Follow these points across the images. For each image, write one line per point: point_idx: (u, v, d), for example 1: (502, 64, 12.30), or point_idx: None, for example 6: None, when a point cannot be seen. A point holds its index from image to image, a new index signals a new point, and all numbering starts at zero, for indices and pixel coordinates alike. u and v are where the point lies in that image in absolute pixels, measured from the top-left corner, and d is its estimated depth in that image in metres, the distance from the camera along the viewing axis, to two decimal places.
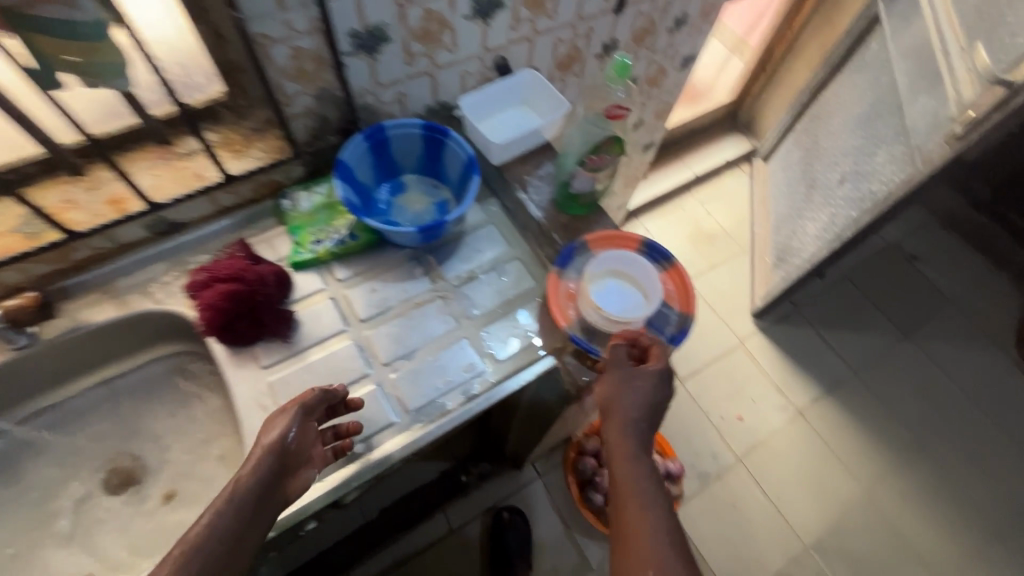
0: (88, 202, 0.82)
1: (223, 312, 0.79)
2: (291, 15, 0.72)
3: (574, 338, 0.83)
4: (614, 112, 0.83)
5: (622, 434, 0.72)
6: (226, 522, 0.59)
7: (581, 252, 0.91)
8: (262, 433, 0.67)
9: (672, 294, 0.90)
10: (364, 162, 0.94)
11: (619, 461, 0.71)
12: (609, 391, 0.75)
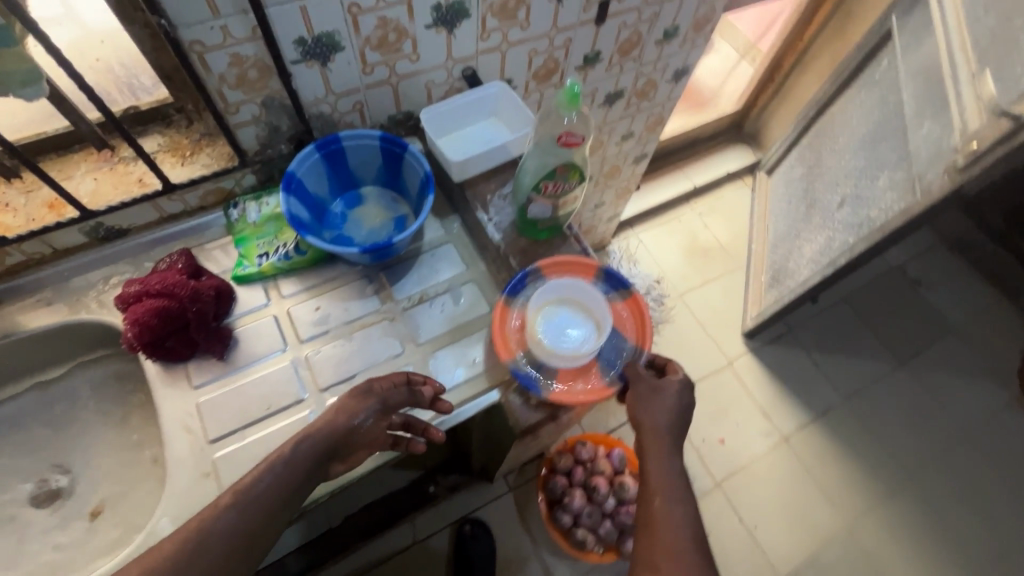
0: (23, 205, 0.80)
1: (151, 328, 0.75)
2: (227, 22, 0.68)
3: (517, 374, 0.80)
4: (568, 141, 0.77)
5: (659, 441, 0.77)
6: (265, 485, 0.66)
7: (533, 279, 0.87)
8: (331, 410, 0.72)
9: (627, 326, 0.86)
10: (318, 174, 0.90)
11: (655, 465, 0.75)
12: (647, 400, 0.79)
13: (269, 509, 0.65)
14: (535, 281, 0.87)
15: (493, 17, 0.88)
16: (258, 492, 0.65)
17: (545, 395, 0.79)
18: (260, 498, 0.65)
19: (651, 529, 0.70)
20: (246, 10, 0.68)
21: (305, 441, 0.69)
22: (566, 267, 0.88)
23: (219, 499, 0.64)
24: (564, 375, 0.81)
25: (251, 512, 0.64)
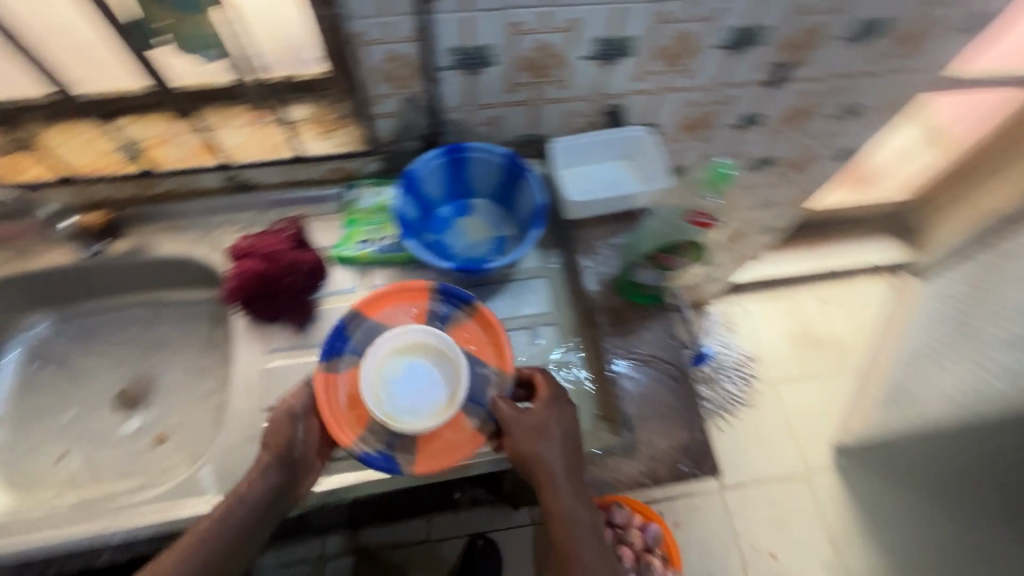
0: (178, 141, 0.86)
1: (249, 286, 0.81)
2: (392, 21, 0.68)
3: (366, 460, 0.69)
4: (699, 219, 0.77)
5: (562, 493, 0.69)
6: (232, 516, 0.68)
7: (354, 327, 0.76)
8: (269, 436, 0.70)
9: (483, 347, 0.77)
10: (436, 177, 0.90)
11: (564, 528, 0.68)
12: (533, 448, 0.69)
13: (239, 535, 0.68)
14: (356, 331, 0.76)
15: (654, 59, 0.82)
16: (224, 523, 0.67)
17: (406, 471, 0.69)
18: (229, 527, 0.67)
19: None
20: (413, 14, 0.68)
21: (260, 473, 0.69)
22: (385, 300, 0.78)
23: (191, 536, 0.67)
24: (429, 446, 0.71)
25: (221, 542, 0.67)
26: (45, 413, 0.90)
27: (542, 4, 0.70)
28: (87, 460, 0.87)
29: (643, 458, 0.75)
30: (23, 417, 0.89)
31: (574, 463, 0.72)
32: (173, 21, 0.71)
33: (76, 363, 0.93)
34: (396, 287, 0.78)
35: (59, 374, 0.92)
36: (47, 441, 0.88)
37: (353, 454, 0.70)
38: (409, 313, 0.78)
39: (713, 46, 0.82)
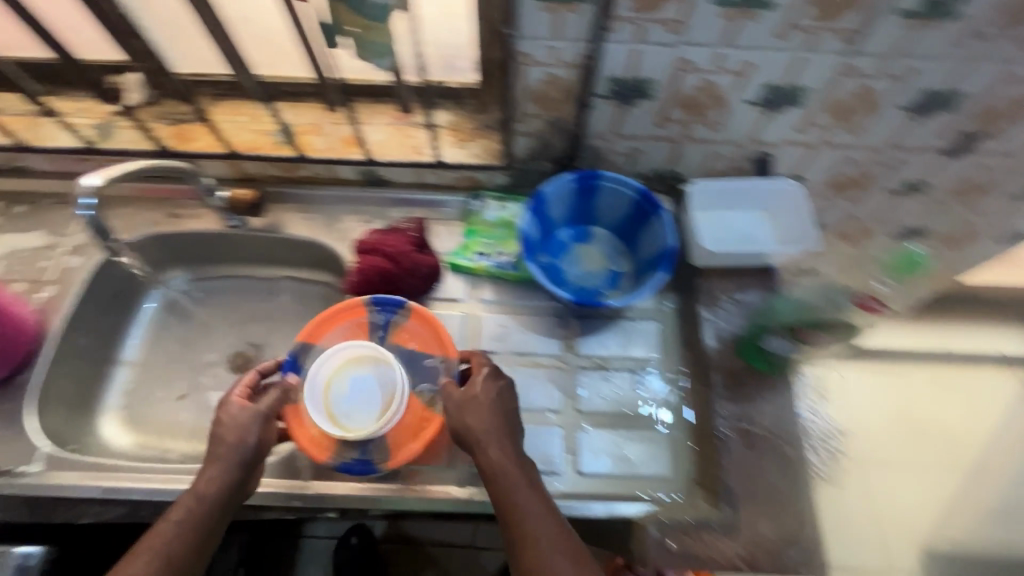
0: (327, 132, 0.92)
1: (371, 282, 0.83)
2: (561, 45, 0.67)
3: (344, 468, 0.73)
4: (866, 304, 0.73)
5: (495, 459, 0.65)
6: (191, 522, 0.63)
7: (303, 356, 0.80)
8: (227, 432, 0.69)
9: (424, 341, 0.81)
10: (563, 201, 0.88)
11: (503, 497, 0.63)
12: (463, 418, 0.69)
13: (199, 541, 0.63)
14: (309, 359, 0.80)
15: (823, 113, 0.76)
16: (185, 529, 0.63)
17: (383, 468, 0.73)
18: (189, 533, 0.63)
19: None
20: (585, 40, 0.66)
21: (216, 474, 0.66)
22: (325, 327, 0.82)
23: (143, 551, 0.61)
24: (394, 440, 0.76)
25: (180, 550, 0.62)
26: (159, 365, 0.94)
27: (719, 44, 0.66)
28: (190, 418, 0.91)
29: (746, 543, 0.69)
30: (142, 365, 0.94)
31: (511, 426, 0.69)
32: (360, 28, 0.68)
33: (193, 322, 0.98)
34: (331, 312, 0.82)
35: (178, 330, 0.97)
36: (158, 392, 0.92)
37: (330, 467, 0.73)
38: (345, 334, 0.81)
39: (896, 105, 0.74)
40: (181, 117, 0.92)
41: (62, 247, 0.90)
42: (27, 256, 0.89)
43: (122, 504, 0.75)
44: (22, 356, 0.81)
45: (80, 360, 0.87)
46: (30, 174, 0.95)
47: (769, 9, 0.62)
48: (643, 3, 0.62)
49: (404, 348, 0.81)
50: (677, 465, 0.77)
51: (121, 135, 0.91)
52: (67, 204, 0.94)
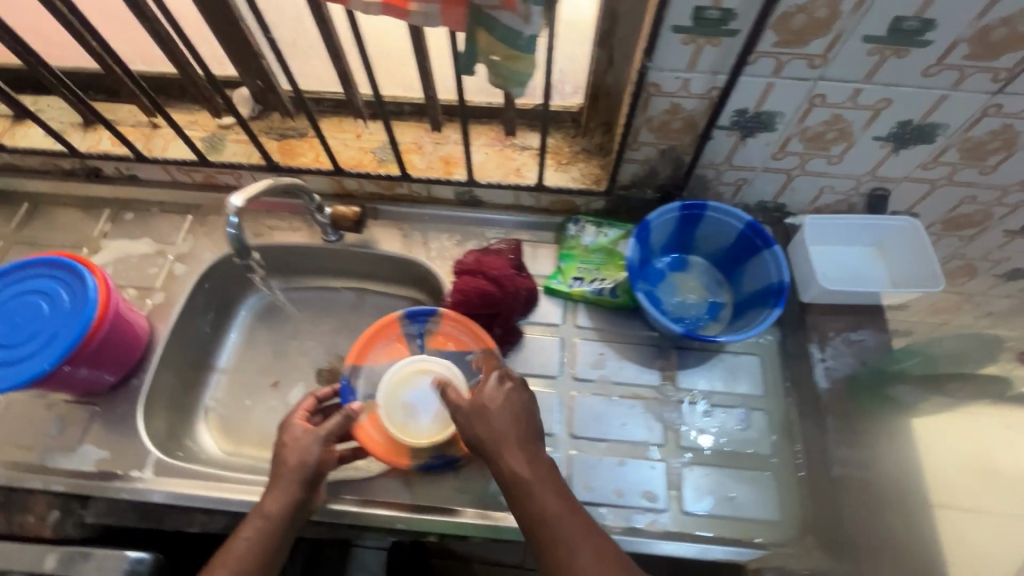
0: (428, 151, 0.93)
1: (471, 303, 0.83)
2: (693, 76, 0.66)
3: (427, 465, 0.73)
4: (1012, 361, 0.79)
5: (509, 466, 0.63)
6: (255, 549, 0.63)
7: (354, 378, 0.82)
8: (289, 453, 0.68)
9: (463, 337, 0.83)
10: (666, 229, 0.86)
11: (521, 503, 0.62)
12: (474, 431, 0.65)
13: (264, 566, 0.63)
14: (359, 378, 0.82)
15: (956, 152, 0.73)
16: (251, 557, 0.62)
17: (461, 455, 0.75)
18: (254, 560, 0.62)
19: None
20: (719, 72, 0.65)
21: (279, 497, 0.65)
22: (367, 348, 0.84)
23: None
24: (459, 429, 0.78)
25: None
26: (249, 374, 0.95)
27: (860, 79, 0.65)
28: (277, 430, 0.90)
29: None
30: (233, 373, 0.95)
31: (525, 429, 0.66)
32: (498, 57, 0.60)
33: (282, 332, 0.99)
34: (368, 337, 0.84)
35: (267, 339, 0.99)
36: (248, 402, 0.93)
37: (417, 468, 0.73)
38: (384, 349, 0.84)
39: None
40: (287, 132, 0.95)
41: (170, 254, 0.93)
42: (139, 260, 0.93)
43: (225, 514, 0.75)
44: (135, 359, 0.82)
45: (183, 366, 0.89)
46: (141, 182, 0.99)
47: (922, 46, 0.60)
48: (789, 38, 0.61)
49: (445, 350, 0.84)
50: (792, 510, 0.73)
51: (230, 148, 0.94)
52: (174, 212, 0.98)
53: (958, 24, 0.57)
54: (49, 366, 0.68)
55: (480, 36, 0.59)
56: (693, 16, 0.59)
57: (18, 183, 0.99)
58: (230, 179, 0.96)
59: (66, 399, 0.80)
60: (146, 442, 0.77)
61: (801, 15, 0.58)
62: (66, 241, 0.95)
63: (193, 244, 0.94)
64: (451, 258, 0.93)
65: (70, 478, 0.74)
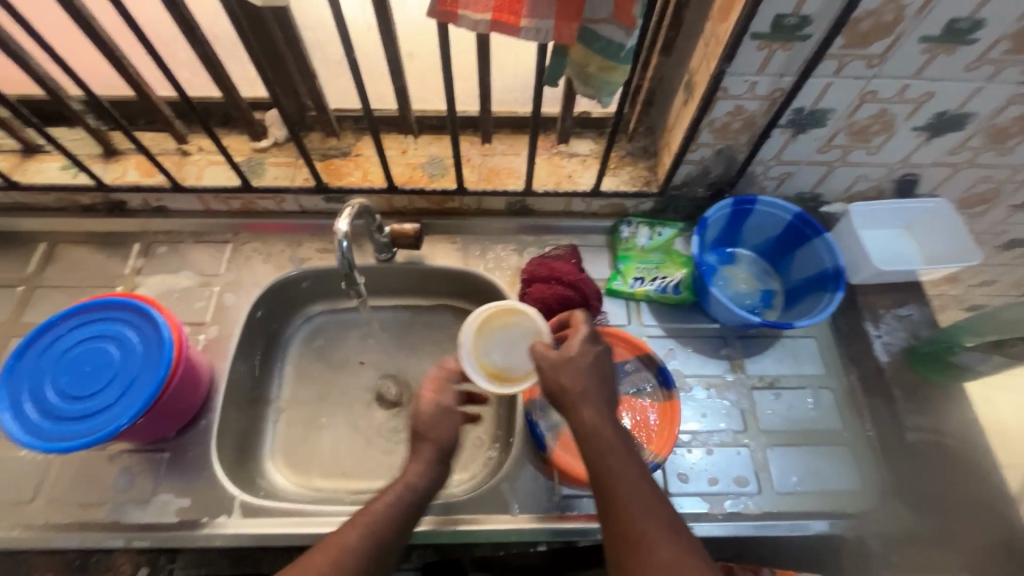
0: (478, 163, 0.93)
1: (549, 310, 0.83)
2: (761, 79, 0.70)
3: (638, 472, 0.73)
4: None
5: (590, 421, 0.60)
6: (392, 521, 0.58)
7: (534, 412, 0.79)
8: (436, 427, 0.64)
9: (620, 352, 0.84)
10: (719, 225, 0.90)
11: (597, 460, 0.58)
12: (558, 379, 0.62)
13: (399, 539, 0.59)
14: (539, 412, 0.79)
15: (981, 138, 0.80)
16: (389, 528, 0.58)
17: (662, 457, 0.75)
18: (386, 531, 0.57)
19: (636, 556, 0.52)
20: (785, 75, 0.70)
21: (421, 471, 0.62)
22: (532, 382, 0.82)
23: (325, 553, 0.54)
24: (650, 438, 0.78)
25: (382, 545, 0.57)
26: (304, 403, 0.91)
27: (910, 76, 0.70)
28: (346, 458, 0.87)
29: (962, 551, 0.72)
30: (289, 403, 0.91)
31: (607, 393, 0.63)
32: (589, 68, 0.61)
33: (333, 358, 0.95)
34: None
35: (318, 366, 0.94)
36: (309, 430, 0.89)
37: None
38: None
39: None
40: (329, 152, 0.92)
41: (216, 285, 0.89)
42: (183, 295, 0.88)
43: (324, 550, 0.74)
44: (200, 402, 0.78)
45: (244, 402, 0.85)
46: (170, 213, 0.93)
47: (968, 44, 0.66)
48: (855, 40, 0.65)
49: None
50: (871, 478, 0.78)
51: (270, 171, 0.91)
52: (211, 242, 0.93)
53: (1004, 23, 0.63)
54: (126, 420, 0.64)
55: (578, 50, 0.60)
56: (771, 23, 0.63)
57: (32, 223, 0.92)
58: (271, 204, 0.92)
59: (130, 448, 0.75)
60: (227, 484, 0.74)
61: (869, 20, 0.63)
62: (95, 280, 0.89)
63: (238, 273, 0.90)
64: (509, 267, 0.93)
65: (152, 532, 0.70)
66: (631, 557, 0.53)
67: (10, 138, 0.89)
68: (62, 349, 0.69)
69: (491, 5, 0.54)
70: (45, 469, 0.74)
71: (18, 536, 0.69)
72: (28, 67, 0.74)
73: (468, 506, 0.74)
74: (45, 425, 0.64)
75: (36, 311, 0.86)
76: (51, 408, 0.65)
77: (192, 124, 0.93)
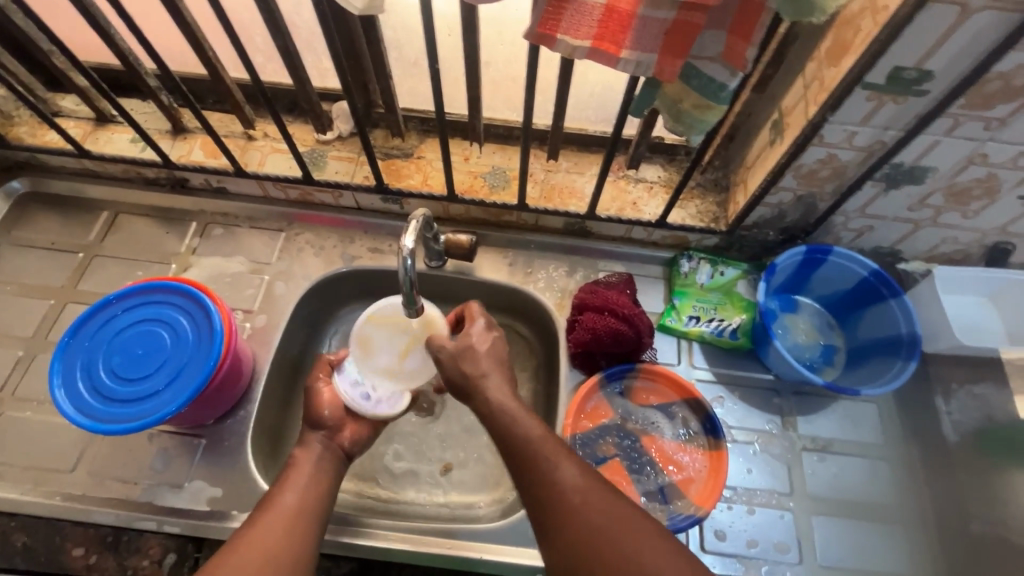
0: (541, 179, 0.90)
1: (600, 342, 0.80)
2: (863, 130, 0.66)
3: (678, 525, 0.71)
4: None
5: (491, 399, 0.62)
6: (306, 480, 0.63)
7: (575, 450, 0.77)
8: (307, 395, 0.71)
9: (666, 392, 0.81)
10: (787, 271, 0.85)
11: (506, 434, 0.59)
12: (459, 367, 0.64)
13: (324, 494, 0.63)
14: (580, 448, 0.78)
15: None
16: (307, 485, 0.62)
17: (703, 513, 0.72)
18: (303, 487, 0.62)
19: (550, 507, 0.54)
20: (890, 128, 0.65)
21: (305, 448, 0.67)
22: (579, 419, 0.79)
23: (261, 520, 0.58)
24: (693, 490, 0.75)
25: (309, 499, 0.61)
26: None
27: None
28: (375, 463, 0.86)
29: None
30: None
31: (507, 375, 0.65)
32: (682, 104, 0.57)
33: None
34: (566, 399, 0.83)
35: None
36: None
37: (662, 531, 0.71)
38: (594, 413, 0.80)
39: None
40: (392, 151, 0.91)
41: (267, 274, 0.89)
42: (234, 279, 0.89)
43: (351, 558, 0.74)
44: (241, 392, 0.78)
45: (283, 394, 0.85)
46: (228, 195, 0.93)
47: None
48: (977, 101, 0.60)
49: (647, 406, 0.81)
50: (923, 563, 0.74)
51: (331, 165, 0.90)
52: (266, 229, 0.93)
53: None
54: (162, 415, 0.64)
55: (672, 85, 0.56)
56: (888, 75, 0.59)
57: (97, 191, 0.93)
58: (328, 198, 0.92)
59: (169, 430, 0.76)
60: (259, 479, 0.74)
61: (998, 81, 0.57)
62: (149, 256, 0.90)
63: (290, 263, 0.90)
64: (560, 289, 0.90)
65: (184, 518, 0.71)
66: (547, 511, 0.54)
67: (85, 106, 0.91)
68: (116, 328, 0.71)
69: (592, 32, 0.50)
70: (88, 441, 0.75)
71: (57, 505, 0.71)
72: (111, 41, 0.74)
73: (493, 535, 0.72)
74: (96, 404, 0.66)
75: (93, 279, 0.88)
76: (102, 388, 0.67)
77: (260, 109, 0.92)
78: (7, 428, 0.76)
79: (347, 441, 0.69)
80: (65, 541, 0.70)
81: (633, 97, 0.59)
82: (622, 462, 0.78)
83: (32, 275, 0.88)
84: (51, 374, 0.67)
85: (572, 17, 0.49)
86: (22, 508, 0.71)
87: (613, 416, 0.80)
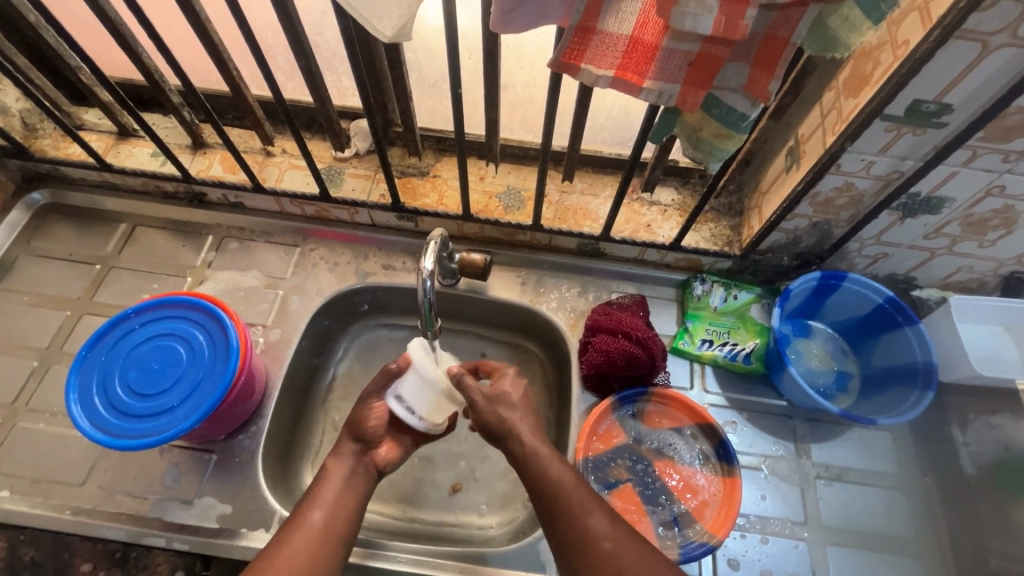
0: (556, 200, 0.90)
1: (613, 365, 0.79)
2: (880, 160, 0.66)
3: (693, 554, 0.70)
4: None
5: (522, 447, 0.62)
6: (334, 499, 0.62)
7: (586, 474, 0.76)
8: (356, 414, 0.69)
9: (679, 416, 0.81)
10: (801, 296, 0.85)
11: (536, 479, 0.60)
12: (496, 411, 0.64)
13: (352, 515, 0.62)
14: (591, 471, 0.77)
15: None
16: (335, 504, 0.62)
17: (717, 542, 0.71)
18: (331, 506, 0.62)
19: (581, 549, 0.54)
20: (907, 158, 0.65)
21: (337, 461, 0.66)
22: (591, 442, 0.79)
23: (290, 541, 0.58)
24: (708, 518, 0.74)
25: (335, 520, 0.61)
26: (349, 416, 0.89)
27: None
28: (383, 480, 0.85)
29: None
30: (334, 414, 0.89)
31: (536, 421, 0.66)
32: (703, 132, 0.57)
33: None
34: (577, 422, 0.82)
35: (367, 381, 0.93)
36: None
37: (675, 560, 0.70)
38: (606, 435, 0.80)
39: None
40: (408, 170, 0.91)
41: (282, 289, 0.89)
42: (248, 294, 0.89)
43: None
44: (253, 408, 0.78)
45: (294, 410, 0.85)
46: (245, 210, 0.94)
47: None
48: (996, 134, 0.60)
49: (660, 430, 0.81)
50: None
51: (348, 182, 0.90)
52: (281, 244, 0.93)
53: None
54: (174, 436, 0.64)
55: (693, 114, 0.57)
56: (907, 107, 0.59)
57: (116, 203, 0.94)
58: (343, 214, 0.92)
59: (180, 445, 0.76)
60: (270, 496, 0.73)
61: (1018, 116, 0.57)
62: (166, 269, 0.90)
63: (305, 278, 0.90)
64: (572, 310, 0.90)
65: (193, 535, 0.70)
66: (577, 556, 0.54)
67: (108, 120, 0.92)
68: (132, 344, 0.71)
69: (616, 62, 0.51)
70: (99, 454, 0.75)
71: (67, 519, 0.71)
72: (137, 58, 0.75)
73: (505, 559, 0.72)
74: (111, 419, 0.66)
75: (109, 291, 0.88)
76: (118, 403, 0.67)
77: (279, 125, 0.94)
78: (19, 440, 0.76)
79: (386, 454, 0.69)
80: (75, 557, 0.70)
81: (653, 125, 0.59)
82: (635, 487, 0.77)
83: (49, 285, 0.88)
84: (68, 389, 0.68)
85: (596, 48, 0.50)
86: (32, 522, 0.71)
87: (626, 439, 0.80)
